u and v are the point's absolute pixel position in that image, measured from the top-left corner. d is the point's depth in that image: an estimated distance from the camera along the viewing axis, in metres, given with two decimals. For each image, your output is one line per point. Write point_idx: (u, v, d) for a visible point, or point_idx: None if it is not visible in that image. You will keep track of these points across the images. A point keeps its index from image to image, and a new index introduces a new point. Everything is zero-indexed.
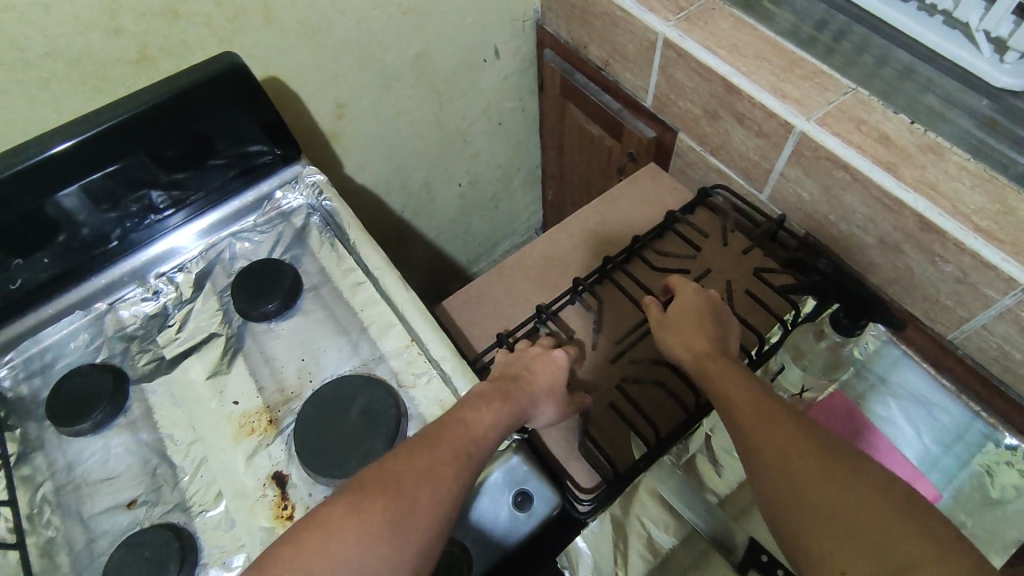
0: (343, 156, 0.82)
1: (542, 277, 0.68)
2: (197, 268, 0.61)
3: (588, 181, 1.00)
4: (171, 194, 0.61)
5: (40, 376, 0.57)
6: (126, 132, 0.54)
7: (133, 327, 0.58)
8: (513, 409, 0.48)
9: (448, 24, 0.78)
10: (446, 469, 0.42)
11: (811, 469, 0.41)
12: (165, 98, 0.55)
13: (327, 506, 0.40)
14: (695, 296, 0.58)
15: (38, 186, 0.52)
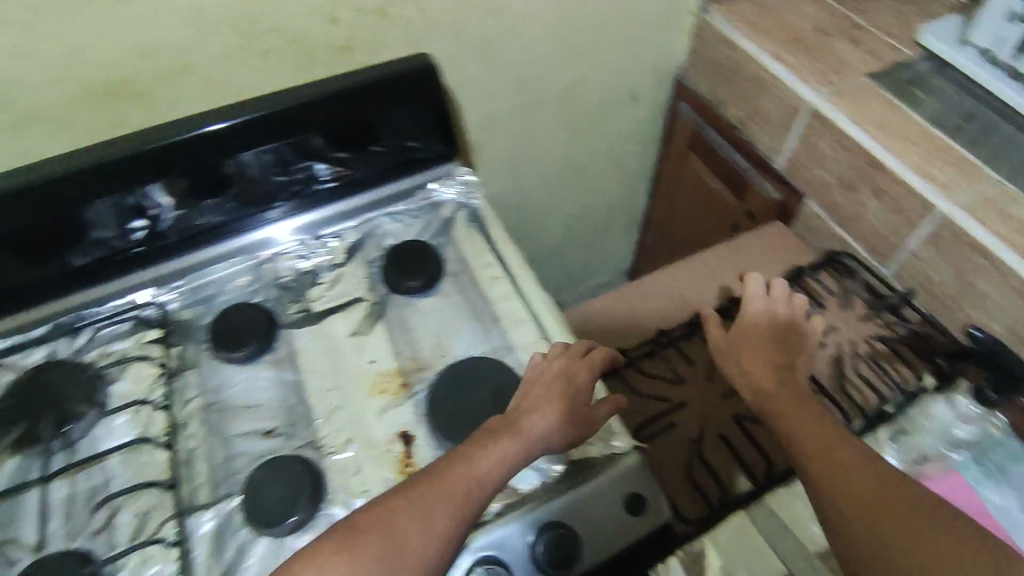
0: (478, 166, 0.88)
1: (659, 310, 0.73)
2: (351, 237, 0.66)
3: (694, 231, 1.03)
4: (339, 170, 0.68)
5: (203, 305, 0.63)
6: (287, 112, 0.61)
7: (287, 278, 0.64)
8: (522, 445, 0.47)
9: (600, 63, 0.84)
10: (445, 511, 0.43)
11: (880, 497, 0.44)
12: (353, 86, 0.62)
13: (317, 545, 0.40)
14: (766, 311, 0.61)
15: (230, 144, 0.60)
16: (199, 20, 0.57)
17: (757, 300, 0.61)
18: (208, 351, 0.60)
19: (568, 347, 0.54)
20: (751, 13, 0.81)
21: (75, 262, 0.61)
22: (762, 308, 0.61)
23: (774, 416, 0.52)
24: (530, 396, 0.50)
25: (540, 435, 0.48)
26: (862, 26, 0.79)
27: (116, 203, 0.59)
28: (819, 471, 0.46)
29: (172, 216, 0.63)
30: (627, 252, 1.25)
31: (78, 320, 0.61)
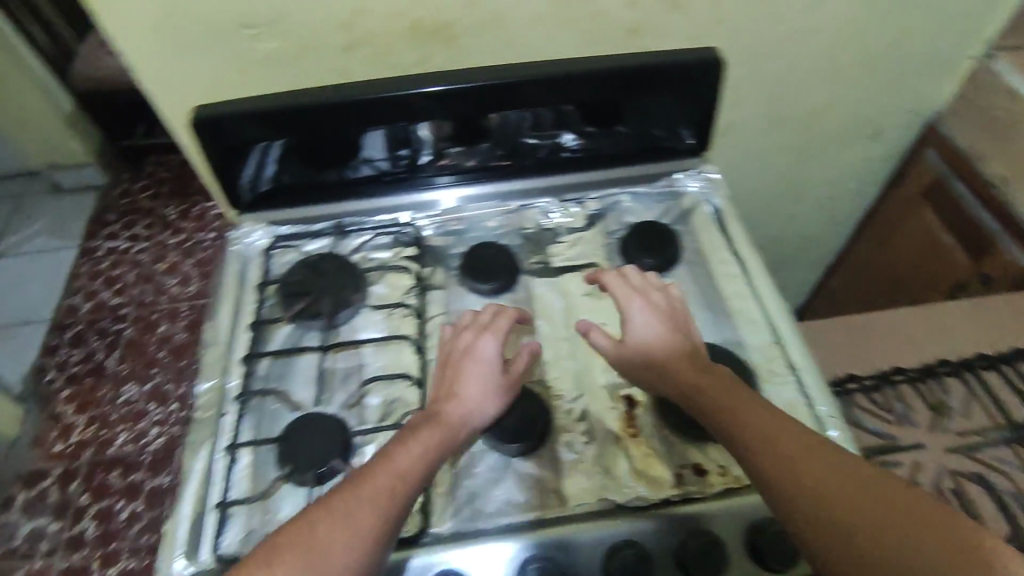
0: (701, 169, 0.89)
1: (889, 343, 0.71)
2: (594, 207, 0.70)
3: (900, 283, 1.01)
4: (587, 142, 0.70)
5: (454, 237, 0.69)
6: (549, 88, 0.62)
7: (530, 231, 0.69)
8: (429, 433, 0.48)
9: (858, 93, 0.82)
10: (363, 509, 0.42)
11: (821, 470, 0.40)
12: (630, 69, 0.61)
13: (249, 561, 0.39)
14: (653, 332, 0.54)
15: (495, 102, 0.62)
16: None
17: (645, 326, 0.54)
18: (457, 278, 0.65)
19: (471, 318, 0.56)
20: None
21: (347, 173, 0.69)
22: (688, 338, 0.54)
23: (715, 416, 0.47)
24: (450, 386, 0.52)
25: (455, 425, 0.49)
26: None
27: (384, 133, 0.64)
28: (762, 460, 0.42)
29: (431, 152, 0.68)
30: (806, 289, 1.21)
31: (351, 224, 0.69)
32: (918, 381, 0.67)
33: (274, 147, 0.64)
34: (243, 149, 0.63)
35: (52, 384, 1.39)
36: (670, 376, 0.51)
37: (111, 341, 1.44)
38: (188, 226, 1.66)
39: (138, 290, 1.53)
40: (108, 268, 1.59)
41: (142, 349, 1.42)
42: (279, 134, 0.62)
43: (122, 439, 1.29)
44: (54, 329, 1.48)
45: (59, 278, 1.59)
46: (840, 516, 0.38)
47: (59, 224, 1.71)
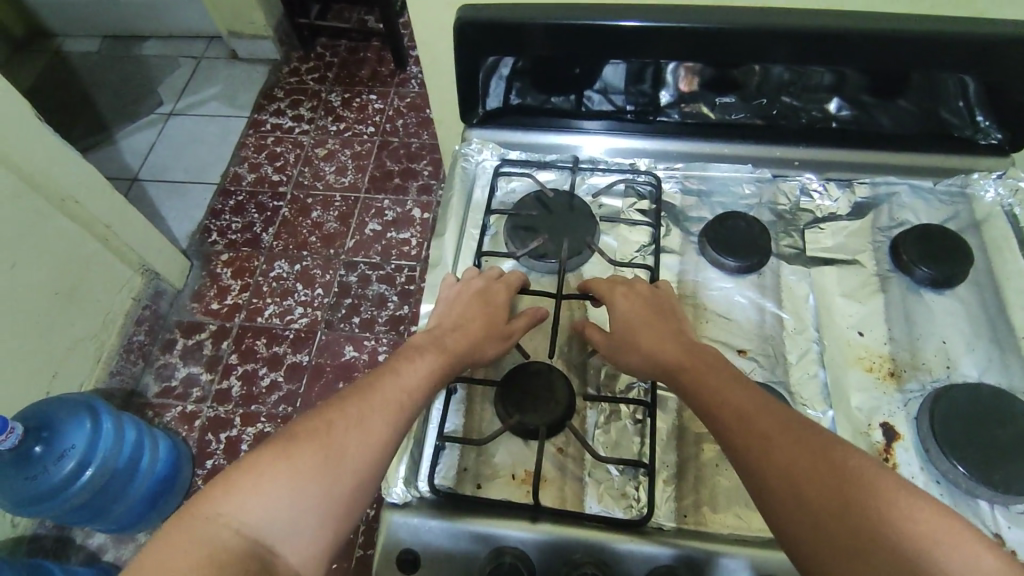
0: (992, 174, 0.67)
1: None
2: (864, 192, 0.61)
3: None
4: (864, 113, 0.60)
5: (695, 197, 0.62)
6: (856, 43, 0.52)
7: (784, 207, 0.61)
8: (442, 359, 0.49)
9: None
10: (370, 415, 0.43)
11: (791, 450, 0.39)
12: (966, 38, 0.51)
13: (262, 448, 0.41)
14: (632, 309, 0.51)
15: (781, 52, 0.53)
16: None
17: (637, 321, 0.51)
18: (696, 246, 0.59)
19: (498, 272, 0.56)
20: None
21: (578, 104, 0.64)
22: (667, 324, 0.50)
23: (700, 403, 0.44)
24: (454, 310, 0.53)
25: (464, 361, 0.50)
26: None
27: (626, 68, 0.58)
28: (737, 436, 0.41)
29: (672, 94, 0.61)
30: None
31: (584, 163, 0.65)
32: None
33: (507, 64, 0.60)
34: (479, 63, 0.59)
35: (213, 246, 1.47)
36: (635, 346, 0.50)
37: (268, 216, 1.50)
38: (349, 115, 1.67)
39: (297, 171, 1.57)
40: (271, 144, 1.64)
41: (296, 230, 1.47)
42: (516, 55, 0.58)
43: (270, 311, 1.36)
44: (219, 194, 1.56)
45: (228, 145, 1.65)
46: (817, 502, 0.36)
47: (231, 93, 1.76)
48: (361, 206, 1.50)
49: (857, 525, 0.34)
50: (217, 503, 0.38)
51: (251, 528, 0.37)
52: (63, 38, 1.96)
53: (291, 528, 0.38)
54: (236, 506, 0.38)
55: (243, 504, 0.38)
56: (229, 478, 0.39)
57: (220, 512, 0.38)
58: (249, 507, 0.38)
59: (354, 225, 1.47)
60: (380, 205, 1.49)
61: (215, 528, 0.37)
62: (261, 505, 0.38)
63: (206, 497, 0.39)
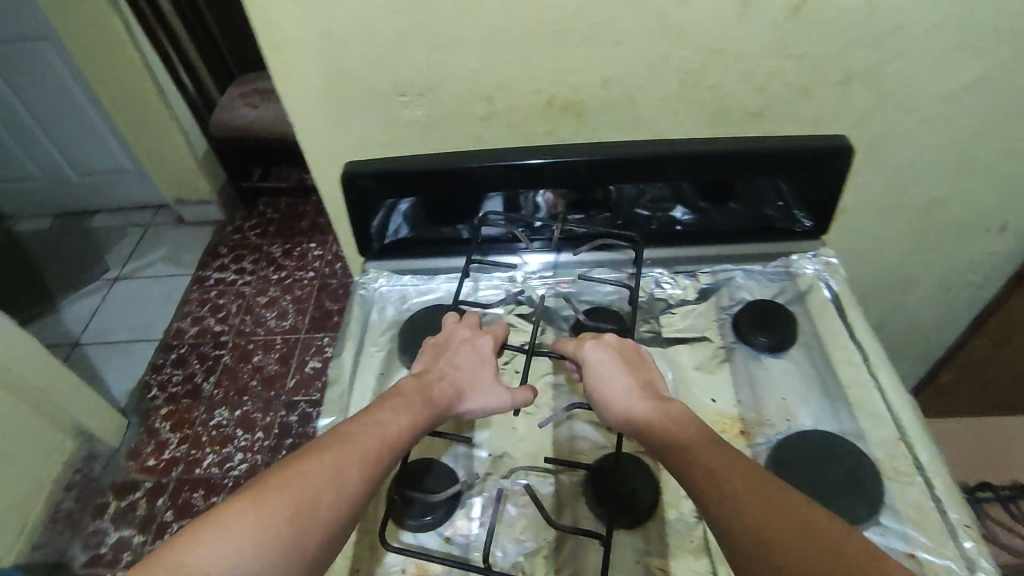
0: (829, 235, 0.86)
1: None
2: (706, 279, 0.70)
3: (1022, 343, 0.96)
4: (699, 216, 0.72)
5: (565, 299, 0.71)
6: (672, 163, 0.65)
7: (641, 299, 0.70)
8: (427, 408, 0.55)
9: (977, 187, 0.79)
10: (350, 466, 0.48)
11: (756, 488, 0.43)
12: (751, 152, 0.65)
13: (234, 498, 0.44)
14: (612, 377, 0.56)
15: (618, 176, 0.66)
16: (659, 66, 0.67)
17: (607, 380, 0.57)
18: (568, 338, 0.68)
19: (480, 328, 0.64)
20: None
21: (462, 231, 0.74)
22: (635, 376, 0.56)
23: (666, 445, 0.50)
24: (444, 363, 0.59)
25: (448, 405, 0.57)
26: None
27: (503, 195, 0.69)
28: (701, 473, 0.46)
29: (545, 213, 0.72)
30: (907, 381, 1.16)
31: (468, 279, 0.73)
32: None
33: (405, 201, 0.70)
34: (371, 204, 0.70)
35: (153, 400, 1.48)
36: (609, 404, 0.55)
37: (210, 365, 1.53)
38: (289, 264, 1.77)
39: (238, 319, 1.64)
40: (214, 297, 1.71)
41: (237, 375, 1.50)
42: (412, 193, 0.69)
43: (209, 460, 1.35)
44: (161, 349, 1.60)
45: (173, 302, 1.72)
46: (782, 540, 0.39)
47: (176, 255, 1.86)
48: (302, 345, 1.55)
49: (821, 555, 0.38)
50: (181, 552, 0.40)
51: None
52: (16, 219, 2.07)
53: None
54: (200, 557, 0.40)
55: (207, 553, 0.40)
56: (198, 528, 0.42)
57: (186, 562, 0.40)
58: (216, 555, 0.40)
59: (295, 364, 1.51)
60: (321, 342, 1.55)
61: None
62: (224, 555, 0.41)
63: (173, 546, 0.41)
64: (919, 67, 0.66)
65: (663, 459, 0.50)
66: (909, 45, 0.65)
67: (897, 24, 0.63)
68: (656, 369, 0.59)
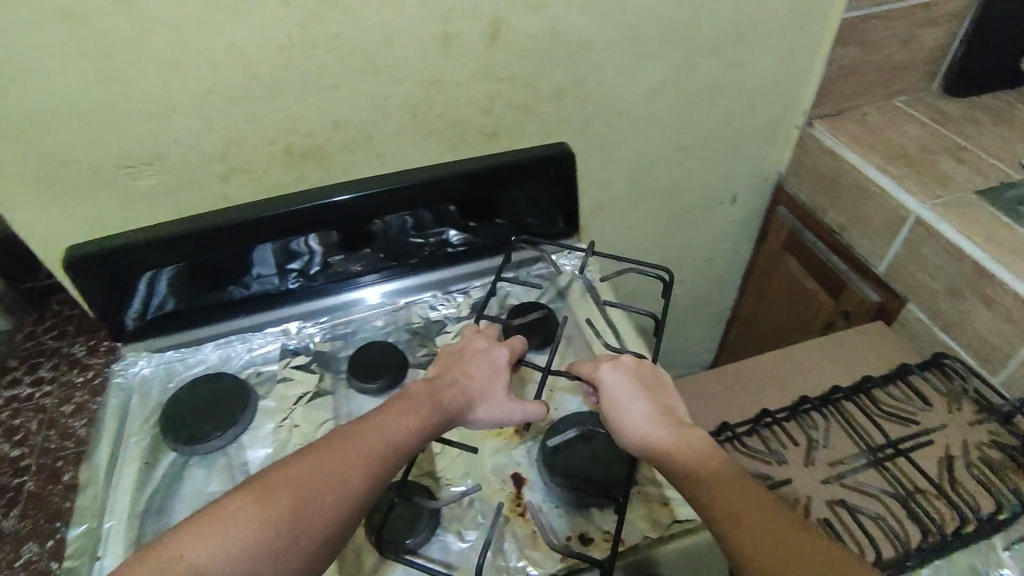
0: (594, 230, 0.95)
1: (783, 279, 1.02)
2: (476, 295, 0.75)
3: (778, 280, 1.04)
4: (465, 237, 0.77)
5: (342, 340, 0.71)
6: (435, 186, 0.70)
7: (417, 325, 0.71)
8: (435, 416, 0.56)
9: (702, 166, 0.92)
10: (350, 471, 0.50)
11: (767, 523, 0.45)
12: (501, 163, 0.72)
13: (242, 492, 0.48)
14: (630, 402, 0.56)
15: (385, 208, 0.69)
16: (386, 103, 0.70)
17: (623, 406, 0.56)
18: (345, 381, 0.66)
19: (496, 335, 0.64)
20: (857, 131, 0.86)
21: (234, 292, 0.71)
22: (653, 402, 0.56)
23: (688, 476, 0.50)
24: (457, 370, 0.60)
25: (456, 412, 0.57)
26: (970, 149, 0.81)
27: (274, 247, 0.68)
28: (722, 512, 0.47)
29: (319, 261, 0.72)
30: (711, 345, 1.29)
31: (239, 342, 0.70)
32: (787, 420, 0.66)
33: (167, 270, 0.65)
34: (121, 287, 0.65)
35: None
36: (621, 427, 0.55)
37: (10, 497, 1.33)
38: (97, 361, 1.59)
39: (41, 437, 1.44)
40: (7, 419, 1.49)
41: (46, 501, 1.32)
42: (174, 257, 0.64)
43: None
44: None
45: None
46: None
47: None
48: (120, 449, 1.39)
49: None
50: (187, 544, 0.44)
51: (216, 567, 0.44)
52: None
53: (252, 569, 0.44)
54: (204, 548, 0.44)
55: (210, 547, 0.44)
56: (205, 519, 0.46)
57: (192, 553, 0.44)
58: (221, 545, 0.44)
59: None
60: None
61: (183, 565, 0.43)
62: (227, 547, 0.44)
63: (183, 536, 0.45)
64: (614, 74, 0.76)
65: (677, 487, 0.51)
66: (599, 57, 0.74)
67: (582, 41, 0.71)
68: (675, 387, 0.59)
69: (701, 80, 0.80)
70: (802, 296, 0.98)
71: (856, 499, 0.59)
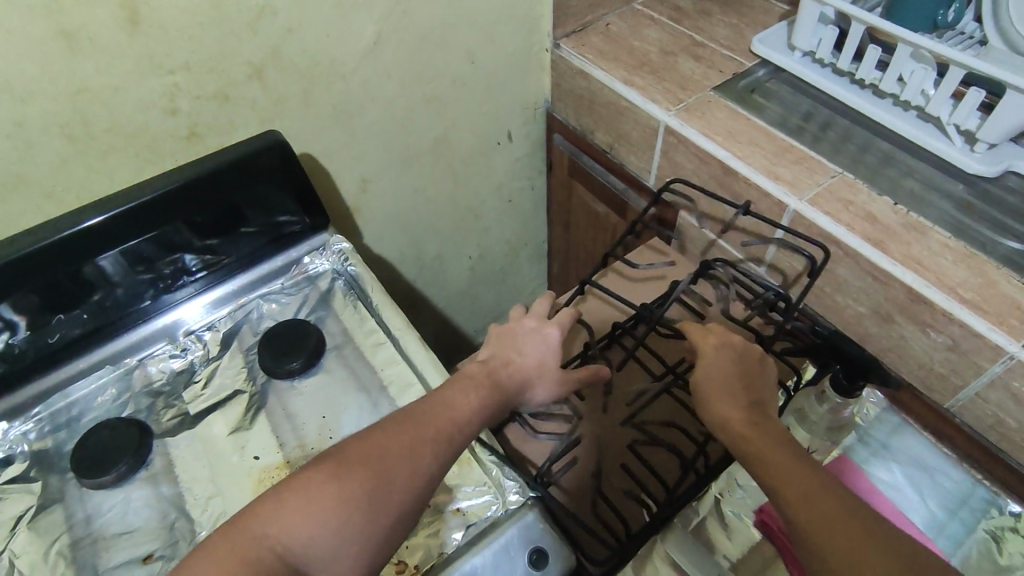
0: (370, 207, 0.85)
1: (570, 204, 1.02)
2: (225, 327, 0.65)
3: (566, 207, 1.05)
4: (204, 259, 0.65)
5: (66, 429, 0.58)
6: (158, 206, 0.58)
7: (160, 383, 0.61)
8: (497, 396, 0.53)
9: (466, 112, 0.85)
10: (422, 450, 0.46)
11: (827, 492, 0.41)
12: (226, 161, 0.60)
13: (318, 465, 0.44)
14: (722, 366, 0.54)
15: (89, 250, 0.56)
16: (21, 132, 0.53)
17: (719, 375, 0.53)
18: (75, 481, 0.55)
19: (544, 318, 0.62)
20: (602, 45, 0.83)
21: None
22: (755, 386, 0.53)
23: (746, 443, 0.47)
24: (510, 349, 0.58)
25: (512, 388, 0.55)
26: (704, 43, 0.81)
27: None
28: (770, 472, 0.44)
29: (18, 333, 0.57)
30: (538, 281, 1.28)
31: None
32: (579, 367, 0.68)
33: None
34: None
35: None
36: (711, 407, 0.51)
37: None
38: None
39: None
40: None
41: None
42: None
43: None
44: None
45: None
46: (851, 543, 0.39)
47: None
48: None
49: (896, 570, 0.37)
50: (263, 522, 0.41)
51: (290, 552, 0.40)
52: None
53: (334, 551, 0.41)
54: (281, 527, 0.41)
55: (287, 527, 0.41)
56: (280, 496, 0.42)
57: (267, 531, 0.40)
58: (302, 524, 0.41)
59: None
60: None
61: (257, 546, 0.40)
62: (306, 526, 0.41)
63: (256, 514, 0.41)
64: (318, 37, 0.64)
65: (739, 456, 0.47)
66: (290, 21, 0.61)
67: (259, 5, 0.59)
68: (773, 373, 0.56)
69: (424, 22, 0.71)
70: (589, 216, 0.99)
71: (642, 433, 0.63)
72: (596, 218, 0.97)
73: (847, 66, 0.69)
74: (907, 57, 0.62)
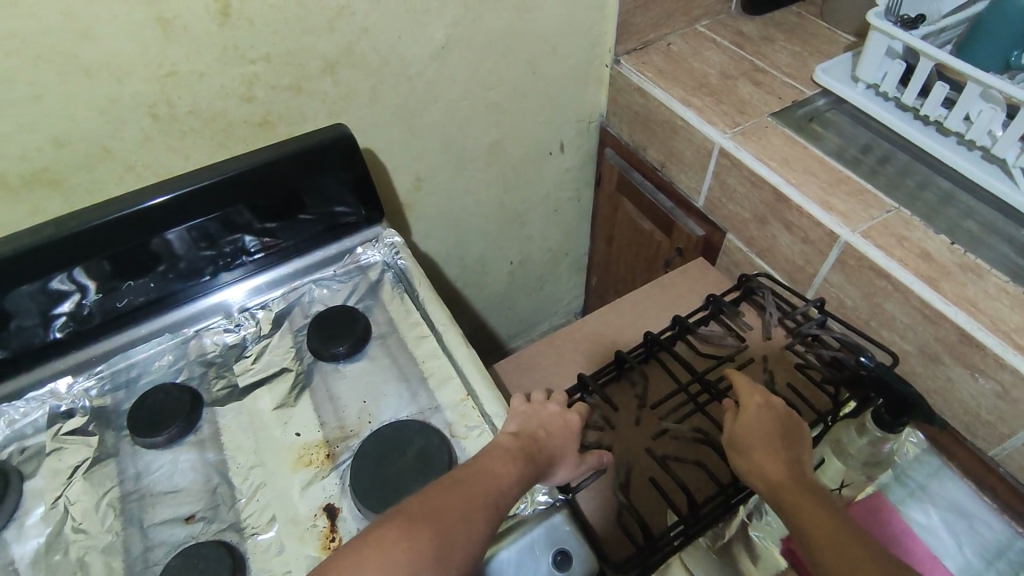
0: (422, 206, 0.88)
1: (615, 219, 1.03)
2: (278, 307, 0.68)
3: (611, 223, 1.06)
4: (263, 241, 0.68)
5: (125, 389, 0.62)
6: (229, 186, 0.61)
7: (213, 354, 0.64)
8: (535, 469, 0.50)
9: (523, 121, 0.87)
10: (476, 516, 0.43)
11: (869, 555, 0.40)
12: (289, 152, 0.63)
13: (384, 525, 0.41)
14: (762, 423, 0.54)
15: (161, 221, 0.59)
16: (112, 108, 0.57)
17: (758, 434, 0.53)
18: (129, 439, 0.58)
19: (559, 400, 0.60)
20: (662, 64, 0.84)
21: None
22: (796, 447, 0.53)
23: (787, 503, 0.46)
24: (538, 426, 0.55)
25: (547, 465, 0.52)
26: (765, 69, 0.81)
27: (27, 291, 0.56)
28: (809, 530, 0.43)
29: (89, 295, 0.61)
30: (576, 292, 1.29)
31: None
32: (613, 379, 0.69)
33: None
34: None
35: None
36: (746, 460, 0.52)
37: None
38: None
39: None
40: None
41: None
42: None
43: None
44: None
45: None
46: None
47: None
48: None
49: None
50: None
51: None
52: None
53: None
54: None
55: None
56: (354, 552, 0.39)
57: None
58: None
59: None
60: None
61: None
62: None
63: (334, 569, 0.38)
64: (389, 38, 0.67)
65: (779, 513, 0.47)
66: (365, 22, 0.64)
67: (338, 4, 0.62)
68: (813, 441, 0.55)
69: (491, 29, 0.73)
70: (633, 231, 0.99)
71: (673, 449, 0.64)
72: (639, 234, 0.98)
73: (910, 101, 0.68)
74: (975, 97, 0.61)
